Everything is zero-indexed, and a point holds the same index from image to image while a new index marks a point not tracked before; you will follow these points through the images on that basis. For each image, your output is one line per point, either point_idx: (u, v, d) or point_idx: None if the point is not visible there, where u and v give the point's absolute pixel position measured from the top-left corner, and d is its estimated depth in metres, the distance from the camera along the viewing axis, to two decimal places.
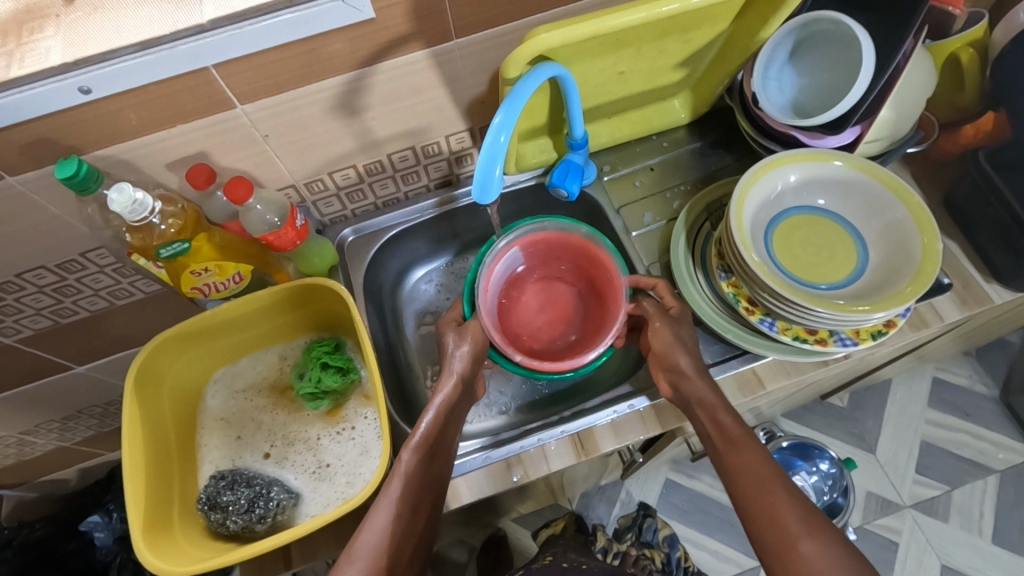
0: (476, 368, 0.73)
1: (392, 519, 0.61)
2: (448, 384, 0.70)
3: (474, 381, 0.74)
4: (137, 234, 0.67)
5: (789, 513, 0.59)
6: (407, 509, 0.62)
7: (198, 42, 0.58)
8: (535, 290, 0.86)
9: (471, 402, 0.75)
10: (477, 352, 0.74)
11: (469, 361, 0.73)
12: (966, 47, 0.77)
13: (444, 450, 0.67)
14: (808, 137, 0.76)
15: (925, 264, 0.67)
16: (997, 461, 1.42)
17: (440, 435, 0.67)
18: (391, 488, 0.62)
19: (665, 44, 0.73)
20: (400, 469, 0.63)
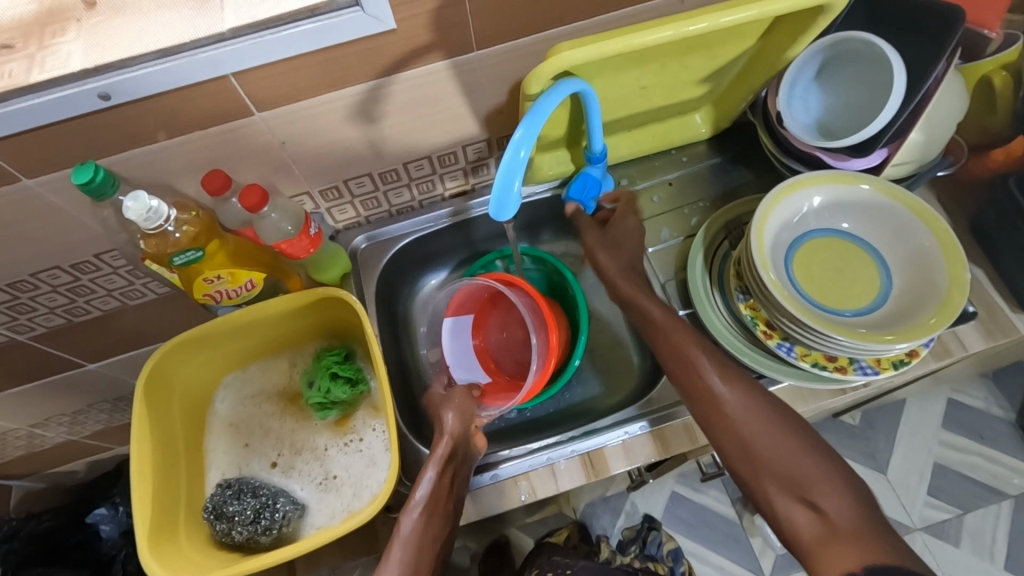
0: (469, 425, 0.70)
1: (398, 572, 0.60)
2: (443, 442, 0.67)
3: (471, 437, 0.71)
4: (151, 241, 0.66)
5: (731, 384, 0.64)
6: (412, 569, 0.61)
7: (218, 50, 0.58)
8: (498, 324, 0.88)
9: (474, 458, 0.71)
10: (464, 413, 0.71)
11: (461, 419, 0.70)
12: (999, 69, 0.74)
13: (449, 503, 0.64)
14: (833, 158, 0.74)
15: (953, 294, 0.65)
16: (1012, 486, 1.39)
17: (442, 485, 0.64)
18: (393, 553, 0.61)
19: (689, 59, 0.71)
20: (401, 531, 0.62)
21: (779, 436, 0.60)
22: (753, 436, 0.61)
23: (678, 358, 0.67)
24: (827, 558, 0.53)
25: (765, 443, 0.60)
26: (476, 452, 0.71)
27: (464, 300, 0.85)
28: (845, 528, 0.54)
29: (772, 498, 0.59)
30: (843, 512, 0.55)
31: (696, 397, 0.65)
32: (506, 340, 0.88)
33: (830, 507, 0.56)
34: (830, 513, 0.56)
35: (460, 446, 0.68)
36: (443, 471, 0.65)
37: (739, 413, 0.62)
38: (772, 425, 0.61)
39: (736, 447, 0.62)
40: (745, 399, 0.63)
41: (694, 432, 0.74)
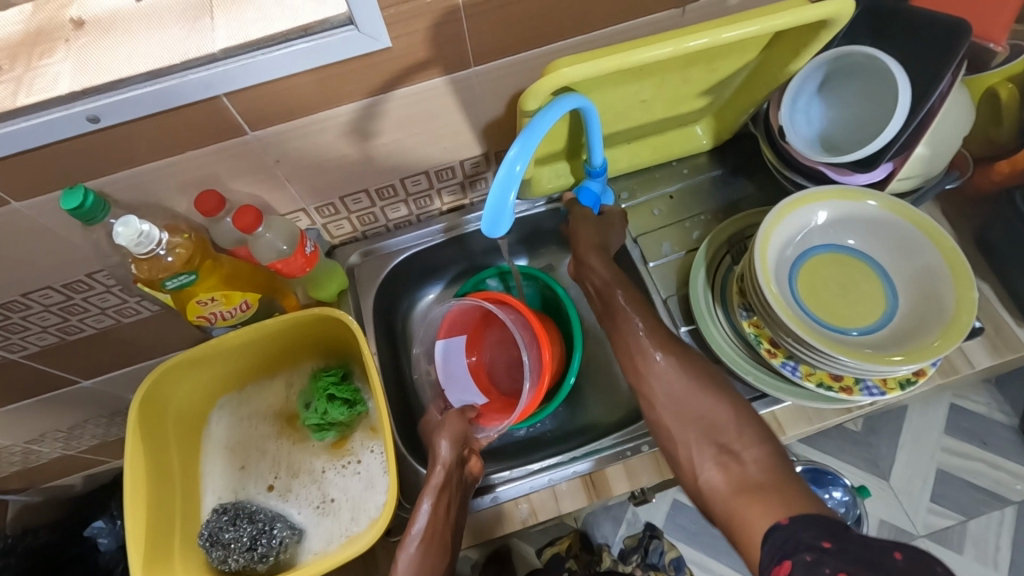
0: (463, 451, 0.69)
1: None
2: (437, 472, 0.66)
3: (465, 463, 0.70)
4: (142, 265, 0.64)
5: (670, 356, 0.66)
6: None
7: (209, 71, 0.56)
8: (493, 341, 0.88)
9: (469, 486, 0.69)
10: (458, 438, 0.70)
11: (455, 444, 0.69)
12: (1005, 82, 0.74)
13: (448, 533, 0.63)
14: (837, 173, 0.73)
15: (960, 314, 0.64)
16: (1015, 492, 1.38)
17: (439, 512, 0.63)
18: None
19: (690, 72, 0.70)
20: (400, 566, 0.61)
21: (704, 397, 0.63)
22: (679, 398, 0.64)
23: (619, 323, 0.71)
24: (743, 503, 0.55)
25: (693, 403, 0.63)
26: (472, 479, 0.69)
27: (461, 316, 0.84)
28: (758, 478, 0.57)
29: (693, 448, 0.62)
30: (758, 464, 0.58)
31: (629, 360, 0.68)
32: (503, 359, 0.87)
33: (747, 458, 0.59)
34: (747, 463, 0.58)
35: (455, 477, 0.67)
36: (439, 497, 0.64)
37: (671, 376, 0.65)
38: (704, 389, 0.64)
39: (661, 407, 0.65)
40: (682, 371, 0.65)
41: None
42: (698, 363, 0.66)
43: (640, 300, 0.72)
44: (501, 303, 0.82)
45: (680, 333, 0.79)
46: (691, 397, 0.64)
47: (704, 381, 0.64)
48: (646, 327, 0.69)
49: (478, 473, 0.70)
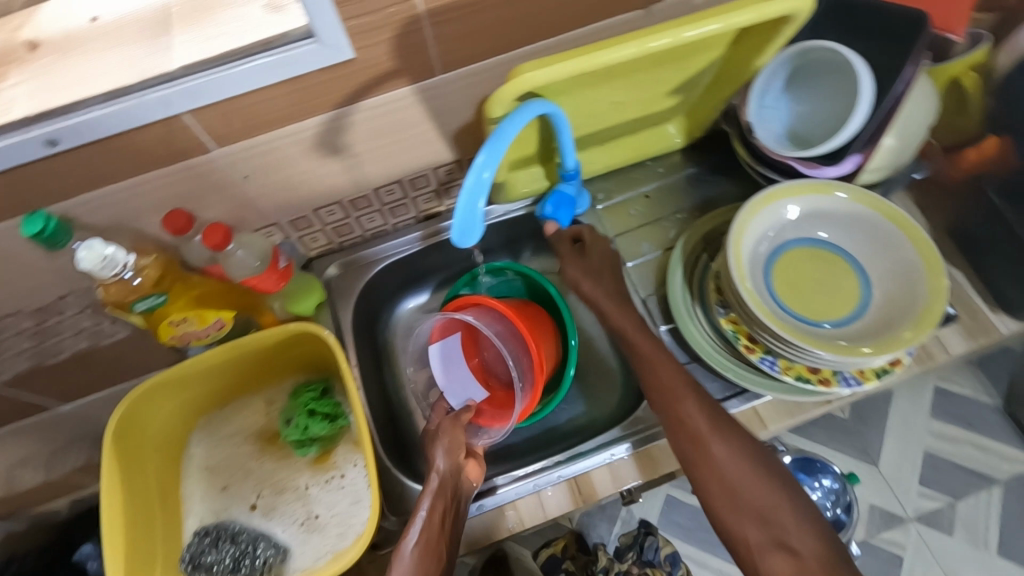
0: (458, 461, 0.68)
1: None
2: (432, 482, 0.65)
3: (462, 472, 0.69)
4: (111, 288, 0.63)
5: (722, 435, 0.63)
6: None
7: (169, 89, 0.55)
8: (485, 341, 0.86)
9: (467, 494, 0.69)
10: (453, 447, 0.70)
11: (450, 453, 0.69)
12: (968, 71, 0.74)
13: (443, 539, 0.63)
14: (806, 167, 0.73)
15: (932, 303, 0.64)
16: (1002, 472, 1.40)
17: (433, 527, 0.62)
18: None
19: (659, 72, 0.70)
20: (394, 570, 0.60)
21: (767, 489, 0.61)
22: (743, 485, 0.61)
23: (675, 395, 0.65)
24: None
25: (748, 491, 0.60)
26: (467, 490, 0.69)
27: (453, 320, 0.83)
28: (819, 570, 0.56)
29: (750, 536, 0.59)
30: (813, 552, 0.57)
31: (688, 439, 0.64)
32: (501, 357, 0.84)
33: (806, 552, 0.57)
34: (803, 552, 0.57)
35: (448, 482, 0.66)
36: (433, 511, 0.63)
37: (729, 459, 0.62)
38: (755, 470, 0.61)
39: (723, 493, 0.61)
40: (735, 449, 0.62)
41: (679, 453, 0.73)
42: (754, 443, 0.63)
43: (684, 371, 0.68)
44: (485, 309, 0.81)
45: (660, 332, 0.79)
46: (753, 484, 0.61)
47: (764, 465, 0.62)
48: (698, 402, 0.65)
49: (479, 475, 0.70)
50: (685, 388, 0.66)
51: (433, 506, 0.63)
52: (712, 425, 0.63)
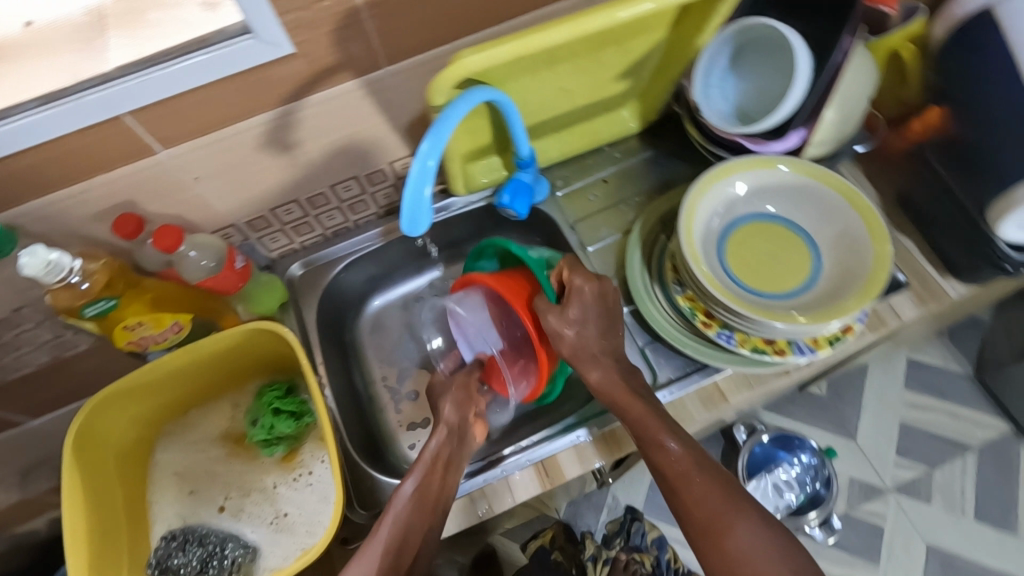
0: (466, 416, 0.70)
1: (378, 563, 0.57)
2: (439, 431, 0.67)
3: (469, 429, 0.70)
4: (60, 293, 0.63)
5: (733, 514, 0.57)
6: (393, 552, 0.58)
7: (106, 91, 0.55)
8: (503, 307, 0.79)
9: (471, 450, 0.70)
10: (461, 403, 0.71)
11: (457, 408, 0.70)
12: (906, 42, 0.76)
13: (440, 491, 0.63)
14: (753, 144, 0.75)
15: (877, 269, 0.66)
16: (974, 438, 1.44)
17: (431, 478, 0.63)
18: (379, 531, 0.59)
19: (603, 56, 0.71)
20: (384, 524, 0.59)
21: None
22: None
23: (684, 479, 0.60)
24: None
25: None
26: (471, 448, 0.70)
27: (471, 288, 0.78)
28: None
29: None
30: None
31: (701, 527, 0.58)
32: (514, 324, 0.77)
33: None
34: None
35: (451, 436, 0.67)
36: (431, 460, 0.64)
37: (745, 544, 0.56)
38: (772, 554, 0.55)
39: None
40: (748, 531, 0.56)
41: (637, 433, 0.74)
42: (775, 525, 0.57)
43: (695, 443, 0.63)
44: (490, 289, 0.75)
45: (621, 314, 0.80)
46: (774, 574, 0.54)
47: (789, 552, 0.55)
48: (703, 472, 0.60)
49: (482, 437, 0.72)
50: (694, 466, 0.61)
51: (435, 454, 0.65)
52: (725, 506, 0.58)
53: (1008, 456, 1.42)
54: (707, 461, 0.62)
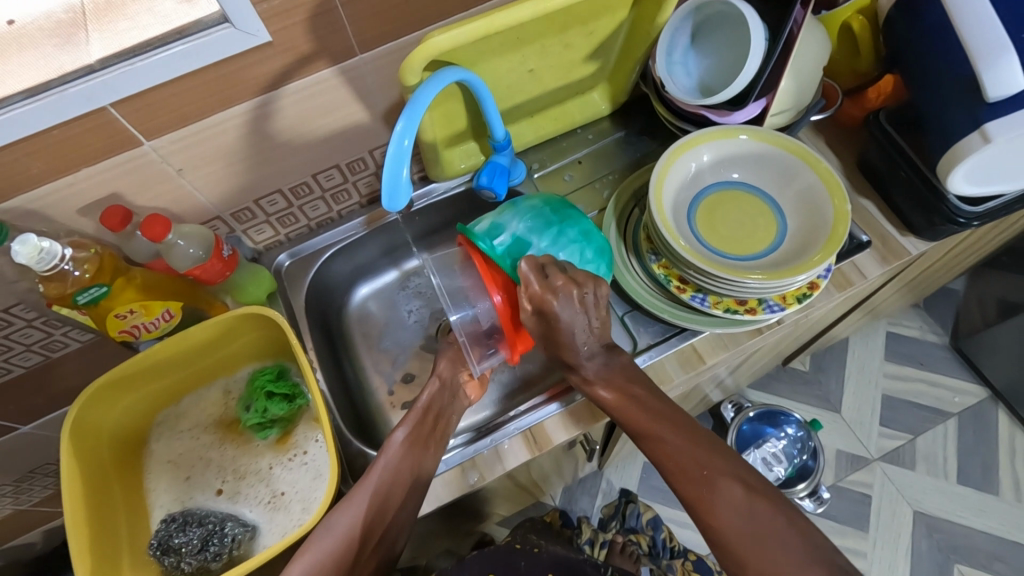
0: (456, 372, 0.75)
1: (366, 507, 0.63)
2: (431, 385, 0.73)
3: (460, 387, 0.76)
4: (50, 284, 0.65)
5: (726, 497, 0.58)
6: (381, 497, 0.64)
7: (88, 83, 0.57)
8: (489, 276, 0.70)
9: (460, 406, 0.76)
10: (455, 360, 0.76)
11: (450, 364, 0.75)
12: (856, 15, 0.81)
13: (433, 436, 0.70)
14: (716, 115, 0.78)
15: (837, 226, 0.70)
16: (954, 405, 1.48)
17: (420, 427, 0.69)
18: (370, 477, 0.65)
19: (568, 37, 0.75)
20: (376, 467, 0.65)
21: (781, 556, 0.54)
22: (756, 556, 0.55)
23: (682, 470, 0.61)
24: None
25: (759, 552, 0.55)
26: (462, 406, 0.75)
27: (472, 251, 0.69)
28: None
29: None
30: None
31: (695, 511, 0.59)
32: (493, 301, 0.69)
33: None
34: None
35: (442, 391, 0.73)
36: (422, 415, 0.71)
37: (740, 523, 0.57)
38: (763, 532, 0.56)
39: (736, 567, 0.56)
40: (742, 512, 0.57)
41: None
42: (771, 501, 0.58)
43: (690, 425, 0.64)
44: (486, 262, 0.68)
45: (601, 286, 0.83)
46: (765, 548, 0.55)
47: (782, 527, 0.56)
48: (700, 456, 0.61)
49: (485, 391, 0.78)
50: (690, 451, 0.62)
51: (428, 406, 0.72)
52: (717, 489, 0.59)
53: (987, 421, 1.46)
54: (701, 439, 0.63)
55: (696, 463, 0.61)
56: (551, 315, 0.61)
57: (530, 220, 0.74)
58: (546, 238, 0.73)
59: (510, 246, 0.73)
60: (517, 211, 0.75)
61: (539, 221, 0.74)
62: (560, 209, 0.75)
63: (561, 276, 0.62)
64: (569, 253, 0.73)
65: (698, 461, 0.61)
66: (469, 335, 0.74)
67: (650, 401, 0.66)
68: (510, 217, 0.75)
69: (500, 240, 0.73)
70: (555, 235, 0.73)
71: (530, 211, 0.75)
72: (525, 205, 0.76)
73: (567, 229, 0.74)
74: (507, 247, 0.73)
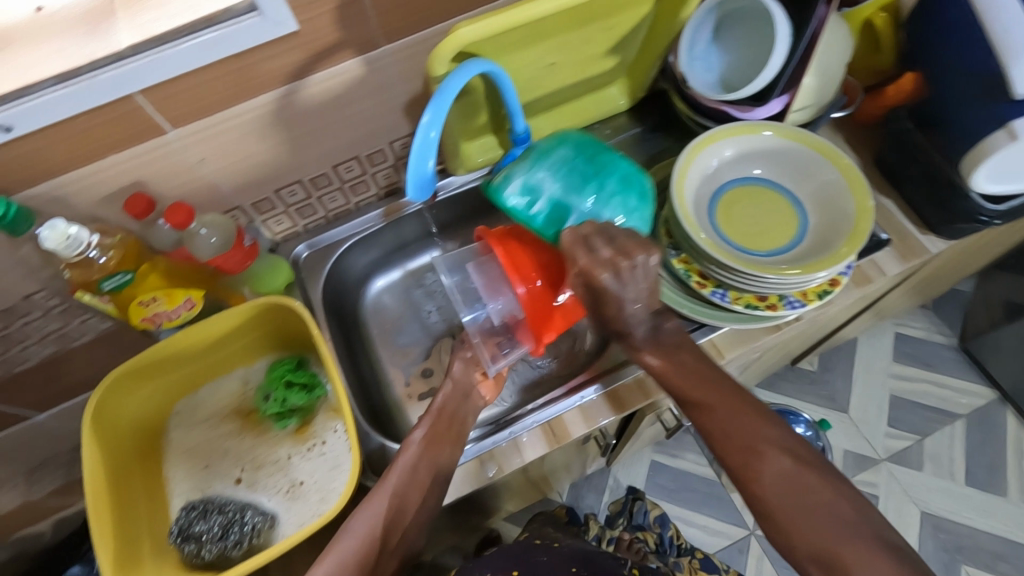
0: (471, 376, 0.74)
1: (383, 510, 0.63)
2: (445, 388, 0.73)
3: (475, 388, 0.74)
4: (76, 270, 0.67)
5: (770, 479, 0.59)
6: (398, 501, 0.64)
7: (118, 70, 0.57)
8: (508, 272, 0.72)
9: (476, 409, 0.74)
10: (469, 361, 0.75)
11: (465, 368, 0.74)
12: (878, 12, 0.81)
13: (448, 442, 0.69)
14: (739, 111, 0.79)
15: (860, 222, 0.70)
16: (962, 406, 1.48)
17: (437, 428, 0.69)
18: (387, 482, 0.65)
19: (590, 31, 0.75)
20: (396, 471, 0.65)
21: (823, 527, 0.56)
22: (801, 527, 0.56)
23: (730, 440, 0.61)
24: None
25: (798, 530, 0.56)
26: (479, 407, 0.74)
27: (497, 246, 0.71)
28: None
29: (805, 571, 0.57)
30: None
31: (741, 482, 0.60)
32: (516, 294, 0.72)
33: None
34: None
35: (456, 393, 0.72)
36: (439, 415, 0.70)
37: (786, 499, 0.58)
38: (806, 503, 0.57)
39: (779, 535, 0.58)
40: (789, 486, 0.58)
41: (645, 386, 0.77)
42: (815, 475, 0.58)
43: (739, 394, 0.63)
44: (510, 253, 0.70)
45: None
46: (808, 520, 0.56)
47: (824, 501, 0.57)
48: (748, 429, 0.61)
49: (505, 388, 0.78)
50: (740, 421, 0.62)
51: (440, 410, 0.70)
52: (765, 466, 0.59)
53: (994, 422, 1.46)
54: (750, 408, 0.63)
55: (744, 437, 0.61)
56: (598, 289, 0.61)
57: (564, 178, 0.69)
58: (588, 197, 0.69)
59: (550, 212, 0.69)
60: (545, 168, 0.70)
61: (575, 179, 0.69)
62: (590, 155, 0.71)
63: (609, 248, 0.60)
64: (613, 206, 0.69)
65: (744, 432, 0.61)
66: (483, 335, 0.75)
67: (698, 372, 0.65)
68: (540, 176, 0.70)
69: (536, 207, 0.69)
70: (596, 189, 0.69)
71: (558, 166, 0.70)
72: (554, 156, 0.70)
73: (607, 181, 0.70)
74: (548, 215, 0.69)
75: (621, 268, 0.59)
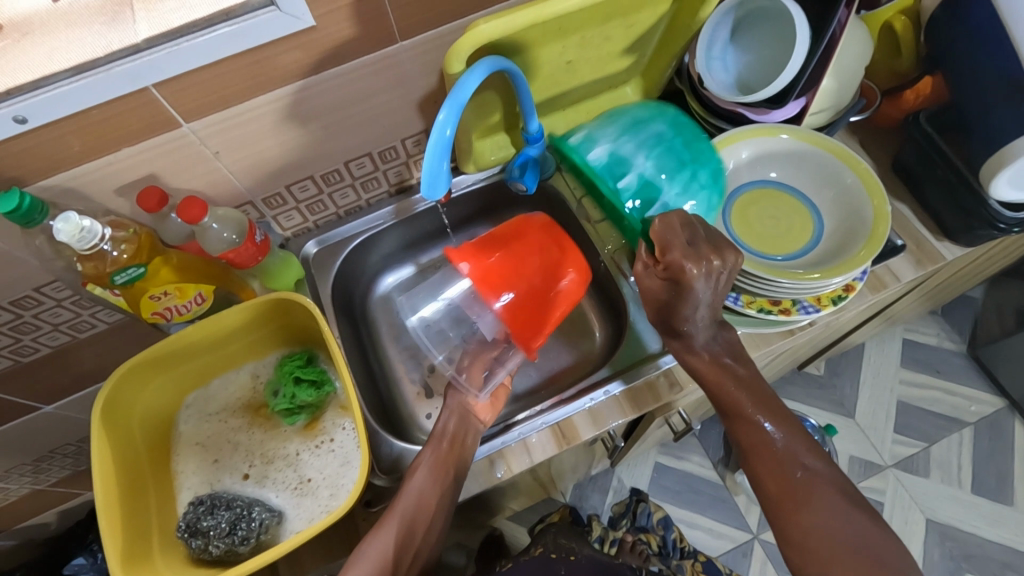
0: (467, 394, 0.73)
1: (395, 534, 0.63)
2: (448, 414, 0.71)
3: (472, 408, 0.73)
4: (89, 263, 0.66)
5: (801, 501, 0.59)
6: (409, 521, 0.64)
7: (135, 61, 0.57)
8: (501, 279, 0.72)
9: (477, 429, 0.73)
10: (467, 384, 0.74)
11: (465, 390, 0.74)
12: (899, 15, 0.80)
13: (451, 461, 0.69)
14: (754, 113, 0.78)
15: (877, 227, 0.70)
16: (971, 414, 1.46)
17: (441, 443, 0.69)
18: (398, 501, 0.65)
19: (608, 30, 0.74)
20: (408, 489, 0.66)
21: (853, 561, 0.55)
22: (829, 557, 0.56)
23: (771, 458, 0.62)
24: None
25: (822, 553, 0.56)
26: (479, 427, 0.73)
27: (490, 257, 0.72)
28: None
29: None
30: None
31: (776, 504, 0.60)
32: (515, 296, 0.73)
33: None
34: None
35: (453, 414, 0.71)
36: (443, 439, 0.70)
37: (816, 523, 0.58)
38: (838, 533, 0.57)
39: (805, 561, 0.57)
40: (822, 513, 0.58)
41: (657, 389, 0.77)
42: (838, 502, 0.59)
43: (792, 421, 0.64)
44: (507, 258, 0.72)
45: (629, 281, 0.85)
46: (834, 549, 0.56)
47: (850, 532, 0.57)
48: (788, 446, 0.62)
49: (504, 403, 0.77)
50: (790, 445, 0.62)
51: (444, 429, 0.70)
52: (801, 492, 0.59)
53: (1003, 430, 1.45)
54: (795, 432, 0.63)
55: (784, 453, 0.61)
56: (685, 284, 0.62)
57: (658, 158, 0.75)
58: (676, 184, 0.75)
59: (637, 188, 0.75)
60: (643, 144, 0.76)
61: (673, 160, 0.75)
62: (688, 141, 0.76)
63: (706, 245, 0.62)
64: (695, 196, 0.74)
65: (788, 455, 0.62)
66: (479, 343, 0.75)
67: (756, 389, 0.65)
68: (636, 153, 0.76)
69: (627, 180, 0.76)
70: (686, 177, 0.74)
71: (656, 146, 0.76)
72: (653, 131, 0.76)
73: (700, 171, 0.74)
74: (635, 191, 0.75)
75: (714, 267, 0.61)
